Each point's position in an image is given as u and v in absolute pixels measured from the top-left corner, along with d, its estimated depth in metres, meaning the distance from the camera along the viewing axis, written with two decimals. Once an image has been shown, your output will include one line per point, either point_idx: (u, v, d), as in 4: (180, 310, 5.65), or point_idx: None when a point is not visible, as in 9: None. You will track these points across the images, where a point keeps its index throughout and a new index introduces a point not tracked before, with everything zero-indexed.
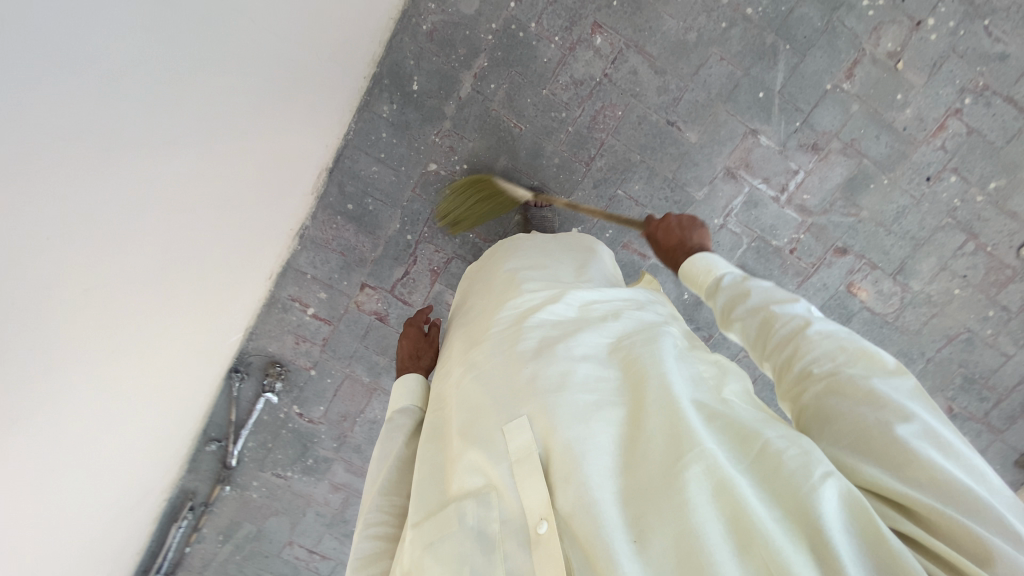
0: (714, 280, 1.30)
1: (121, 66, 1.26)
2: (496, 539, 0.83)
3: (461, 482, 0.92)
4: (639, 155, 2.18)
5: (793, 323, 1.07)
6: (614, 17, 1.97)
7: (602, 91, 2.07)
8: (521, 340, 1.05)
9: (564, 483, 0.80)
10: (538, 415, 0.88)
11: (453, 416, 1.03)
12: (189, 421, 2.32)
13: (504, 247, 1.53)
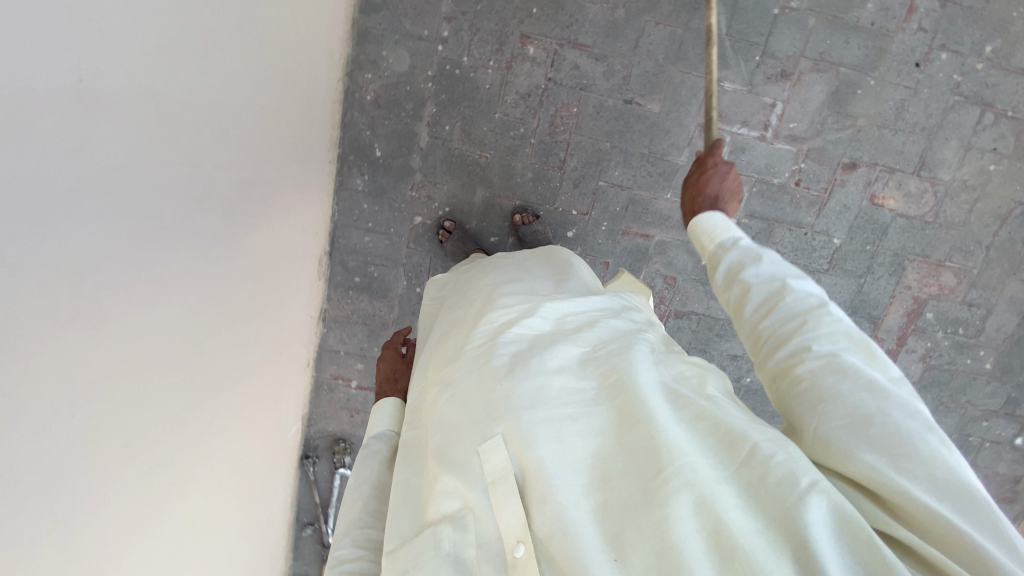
0: (717, 238, 1.14)
1: (212, 218, 1.47)
2: (473, 563, 0.86)
3: (437, 506, 0.94)
4: (608, 142, 2.15)
5: (804, 305, 0.96)
6: (538, 23, 2.00)
7: (551, 95, 2.08)
8: (494, 358, 1.08)
9: (541, 504, 0.83)
10: (514, 434, 0.91)
11: (429, 438, 1.06)
12: (281, 512, 2.50)
13: (486, 267, 1.60)
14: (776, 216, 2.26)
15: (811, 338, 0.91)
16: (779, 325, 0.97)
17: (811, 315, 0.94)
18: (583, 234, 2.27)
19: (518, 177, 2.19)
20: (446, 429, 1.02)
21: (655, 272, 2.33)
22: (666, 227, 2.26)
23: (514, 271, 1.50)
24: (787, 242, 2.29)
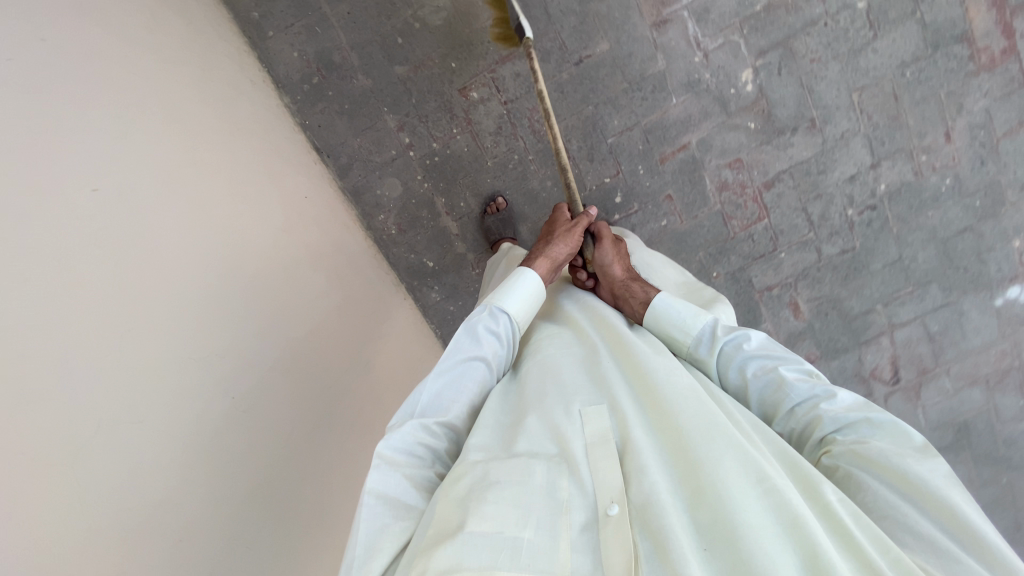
0: (687, 338, 1.26)
1: (360, 401, 1.68)
2: (563, 504, 0.84)
3: (529, 443, 0.93)
4: (590, 105, 2.14)
5: (808, 407, 1.09)
6: (464, 70, 2.08)
7: (517, 111, 2.12)
8: (594, 347, 1.15)
9: (641, 474, 0.85)
10: (619, 411, 0.97)
11: (523, 389, 1.07)
12: None
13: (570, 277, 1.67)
14: (786, 33, 2.06)
15: (821, 429, 1.06)
16: (791, 419, 1.12)
17: (817, 405, 1.08)
18: (630, 189, 2.25)
19: (544, 193, 2.22)
20: (539, 388, 1.06)
21: (716, 166, 2.22)
22: (695, 127, 2.17)
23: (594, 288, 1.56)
24: (815, 45, 2.07)
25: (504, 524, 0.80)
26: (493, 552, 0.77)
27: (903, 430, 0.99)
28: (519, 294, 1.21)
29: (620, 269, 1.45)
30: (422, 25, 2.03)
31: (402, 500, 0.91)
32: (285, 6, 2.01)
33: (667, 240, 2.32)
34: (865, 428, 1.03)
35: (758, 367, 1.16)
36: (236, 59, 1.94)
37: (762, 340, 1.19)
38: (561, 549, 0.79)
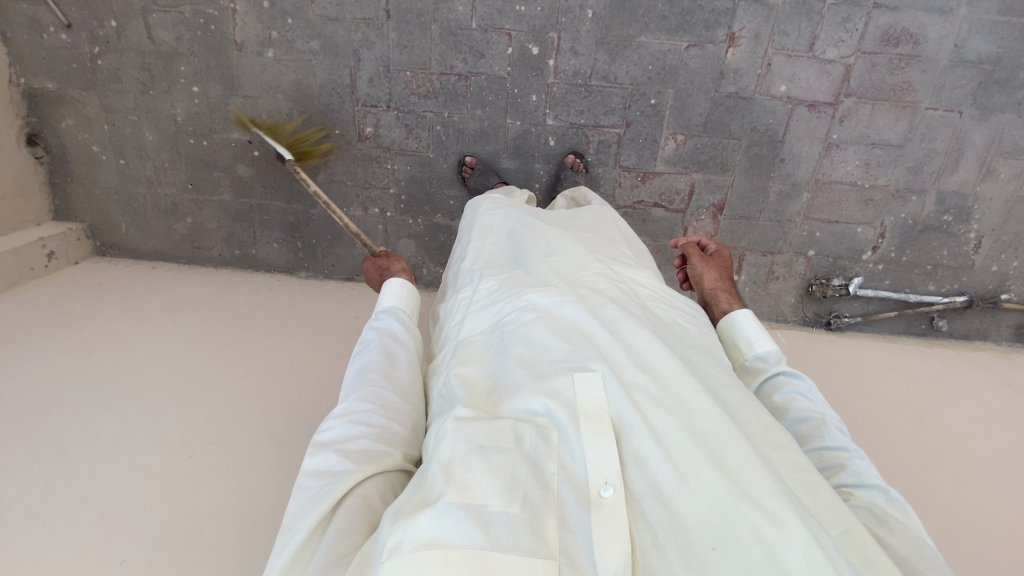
0: (749, 351, 1.28)
1: None
2: (549, 482, 0.82)
3: (516, 409, 0.90)
4: (432, 24, 1.97)
5: (835, 460, 1.04)
6: (346, 124, 2.14)
7: (401, 100, 2.09)
8: (581, 303, 1.06)
9: (641, 458, 0.80)
10: (617, 377, 0.89)
11: (504, 347, 1.03)
12: (901, 355, 2.18)
13: (546, 217, 1.56)
14: None
15: (840, 474, 1.01)
16: (812, 456, 1.08)
17: (848, 454, 1.04)
18: (535, 30, 1.95)
19: (486, 121, 2.11)
20: (523, 353, 0.99)
21: None
22: None
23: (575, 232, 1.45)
24: None
25: (490, 499, 0.78)
26: (476, 528, 0.75)
27: (910, 516, 0.91)
28: (393, 295, 1.39)
29: (714, 277, 1.54)
30: (296, 136, 2.17)
31: (338, 469, 0.91)
32: (240, 226, 2.37)
33: (613, 19, 1.92)
34: (881, 496, 0.95)
35: (805, 404, 1.15)
36: (252, 287, 2.32)
37: (817, 390, 1.18)
38: (550, 529, 0.76)
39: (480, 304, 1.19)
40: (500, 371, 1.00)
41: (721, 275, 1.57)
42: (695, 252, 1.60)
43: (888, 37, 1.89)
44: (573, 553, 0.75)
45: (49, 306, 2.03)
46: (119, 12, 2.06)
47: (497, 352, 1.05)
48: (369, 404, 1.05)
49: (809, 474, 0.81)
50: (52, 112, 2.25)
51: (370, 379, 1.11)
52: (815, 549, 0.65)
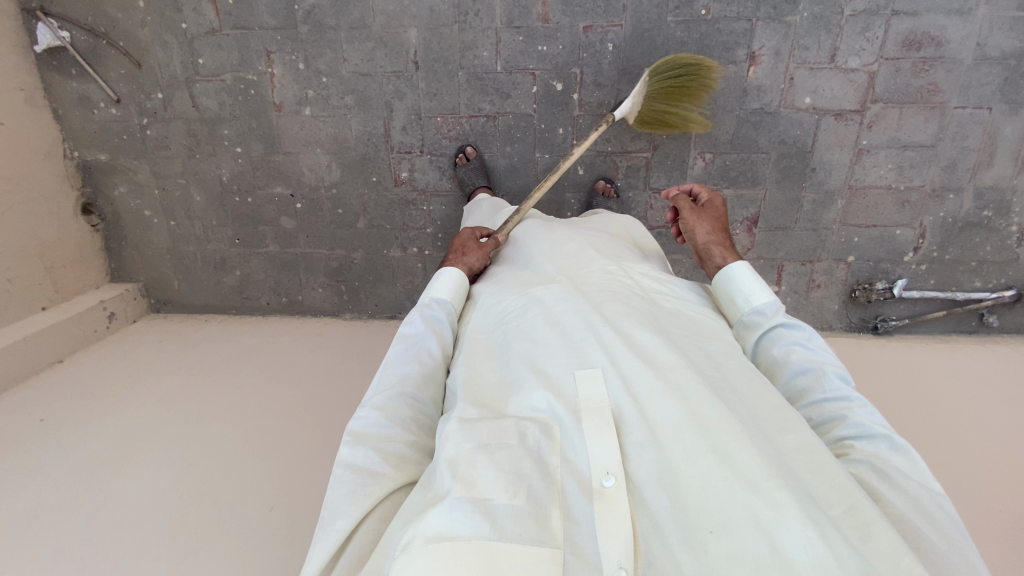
0: (745, 306, 1.27)
1: None
2: (553, 474, 0.85)
3: (520, 406, 0.95)
4: (459, 71, 2.05)
5: (835, 412, 1.04)
6: (383, 172, 2.23)
7: (433, 144, 2.17)
8: (580, 306, 1.13)
9: (641, 448, 0.84)
10: (616, 374, 0.94)
11: (508, 351, 1.09)
12: (953, 356, 2.15)
13: (550, 225, 1.63)
14: None
15: (841, 426, 1.01)
16: (812, 409, 1.08)
17: (849, 404, 1.04)
18: (558, 67, 2.02)
19: (516, 157, 2.18)
20: (527, 353, 1.05)
21: None
22: None
23: (576, 236, 1.51)
24: None
25: (496, 493, 0.81)
26: (483, 519, 0.77)
27: (916, 462, 0.92)
28: (445, 283, 1.41)
29: (706, 230, 1.57)
30: (336, 187, 2.27)
31: (376, 470, 0.94)
32: (286, 274, 2.47)
33: (633, 49, 1.97)
34: (885, 445, 0.95)
35: (803, 356, 1.14)
36: (303, 333, 2.41)
37: (816, 339, 1.18)
38: (555, 520, 0.79)
39: (488, 312, 1.28)
40: (505, 372, 1.06)
41: (713, 228, 1.59)
42: (687, 204, 1.61)
43: (909, 42, 1.90)
44: (578, 543, 0.77)
45: (119, 369, 2.14)
46: (165, 84, 2.17)
47: (502, 355, 1.10)
48: (408, 405, 1.08)
49: (807, 454, 0.84)
50: (106, 181, 2.38)
51: (415, 378, 1.14)
52: (803, 523, 0.69)
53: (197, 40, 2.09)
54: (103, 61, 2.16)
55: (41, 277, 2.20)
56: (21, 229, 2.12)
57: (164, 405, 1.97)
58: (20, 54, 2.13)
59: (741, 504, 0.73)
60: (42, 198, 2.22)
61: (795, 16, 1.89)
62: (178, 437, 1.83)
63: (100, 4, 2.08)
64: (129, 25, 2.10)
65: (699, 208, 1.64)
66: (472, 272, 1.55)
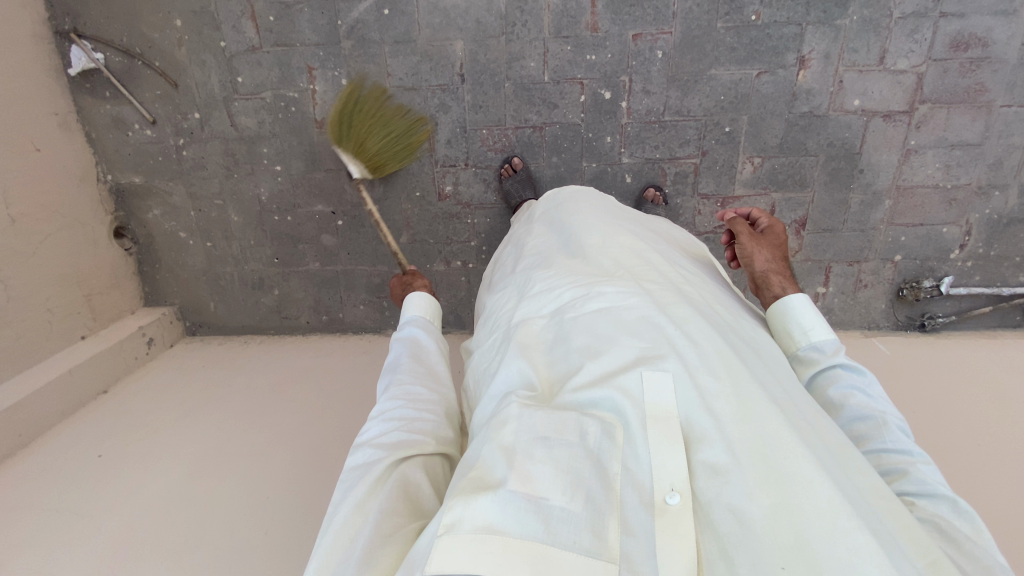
0: (802, 340, 1.17)
1: None
2: (610, 483, 0.76)
3: (578, 399, 0.85)
4: (506, 82, 2.02)
5: (895, 464, 0.95)
6: (426, 186, 2.20)
7: (478, 156, 2.15)
8: (639, 300, 0.98)
9: (712, 468, 0.72)
10: (688, 375, 0.80)
11: (563, 343, 0.97)
12: (1002, 352, 2.17)
13: (602, 211, 1.51)
14: None
15: (901, 480, 0.92)
16: (869, 459, 0.99)
17: (911, 458, 0.95)
18: (606, 76, 2.00)
19: (562, 167, 2.15)
20: (585, 346, 0.93)
21: None
22: None
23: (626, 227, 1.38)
24: None
25: (551, 493, 0.74)
26: (535, 520, 0.71)
27: (981, 530, 0.83)
28: (416, 305, 1.42)
29: (768, 258, 1.37)
30: (378, 203, 2.24)
31: (373, 457, 0.97)
32: (327, 293, 2.42)
33: (682, 56, 1.96)
34: (948, 508, 0.87)
35: (862, 401, 1.04)
36: (346, 352, 2.38)
37: (877, 385, 1.08)
38: (611, 531, 0.71)
39: (534, 292, 1.14)
40: (561, 364, 0.94)
41: (772, 256, 1.41)
42: (745, 229, 1.41)
43: (957, 43, 1.91)
44: (634, 561, 0.68)
45: (167, 397, 2.10)
46: (203, 103, 2.13)
47: (557, 343, 0.99)
48: (400, 400, 1.11)
49: (891, 503, 0.71)
50: (140, 204, 2.33)
51: (400, 380, 1.17)
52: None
53: (236, 58, 2.05)
54: (138, 81, 2.12)
55: (80, 305, 2.14)
56: (59, 257, 2.07)
57: (221, 434, 1.93)
58: (53, 77, 2.08)
59: (830, 540, 0.61)
60: (78, 224, 2.16)
61: (844, 20, 1.90)
62: (238, 469, 1.79)
63: (136, 24, 2.05)
64: (166, 45, 2.06)
65: (758, 232, 1.44)
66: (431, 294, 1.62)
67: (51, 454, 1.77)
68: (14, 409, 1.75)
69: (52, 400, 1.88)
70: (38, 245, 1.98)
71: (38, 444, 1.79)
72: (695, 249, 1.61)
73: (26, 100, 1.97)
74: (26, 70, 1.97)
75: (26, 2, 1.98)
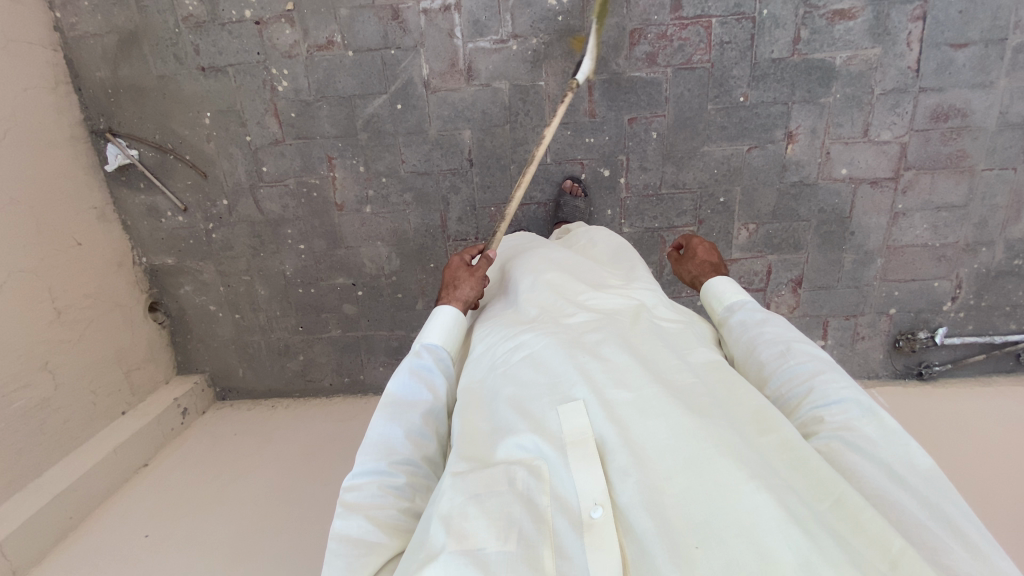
0: (719, 305, 1.35)
1: None
2: (542, 511, 0.85)
3: (506, 449, 0.95)
4: (510, 164, 2.16)
5: (801, 379, 1.06)
6: (440, 258, 2.33)
7: (485, 231, 2.27)
8: (556, 338, 1.11)
9: (622, 474, 0.84)
10: (592, 401, 0.94)
11: (491, 393, 1.09)
12: (1000, 399, 2.23)
13: (531, 247, 1.64)
14: None
15: (809, 399, 1.02)
16: (782, 383, 1.07)
17: (812, 373, 1.05)
18: (603, 156, 2.13)
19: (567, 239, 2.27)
20: (511, 393, 1.04)
21: (627, 59, 2.00)
22: (579, 67, 2.02)
23: (554, 255, 1.51)
24: None
25: (487, 542, 0.81)
26: (476, 569, 0.78)
27: (883, 419, 0.95)
28: (439, 326, 1.36)
29: (687, 273, 1.57)
30: (396, 274, 2.38)
31: (371, 540, 0.95)
32: (348, 357, 2.56)
33: (676, 136, 2.09)
34: (853, 409, 0.97)
35: (770, 334, 1.17)
36: (368, 412, 2.50)
37: (777, 318, 1.22)
38: (547, 559, 0.80)
39: (475, 351, 1.25)
40: (492, 414, 1.05)
41: (694, 266, 1.56)
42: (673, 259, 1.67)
43: (937, 114, 2.01)
44: None
45: (203, 470, 2.22)
46: (230, 190, 2.29)
47: (490, 394, 1.09)
48: (402, 467, 1.08)
49: (797, 455, 0.84)
50: (172, 281, 2.48)
51: (403, 441, 1.10)
52: (783, 527, 0.71)
53: (260, 150, 2.21)
54: (170, 173, 2.28)
55: (120, 382, 2.29)
56: (100, 338, 2.22)
57: (253, 506, 2.05)
58: (92, 174, 2.25)
59: (730, 509, 0.75)
60: (117, 307, 2.32)
61: (828, 97, 2.01)
62: (272, 541, 1.90)
63: (167, 122, 2.20)
64: (195, 140, 2.22)
65: (683, 254, 1.63)
66: (468, 303, 1.47)
67: (101, 534, 1.90)
68: (64, 495, 1.87)
69: (97, 480, 2.01)
70: (82, 332, 2.14)
71: (88, 523, 1.93)
72: (614, 248, 1.64)
73: (68, 200, 2.14)
74: (66, 172, 2.14)
75: (65, 108, 2.15)
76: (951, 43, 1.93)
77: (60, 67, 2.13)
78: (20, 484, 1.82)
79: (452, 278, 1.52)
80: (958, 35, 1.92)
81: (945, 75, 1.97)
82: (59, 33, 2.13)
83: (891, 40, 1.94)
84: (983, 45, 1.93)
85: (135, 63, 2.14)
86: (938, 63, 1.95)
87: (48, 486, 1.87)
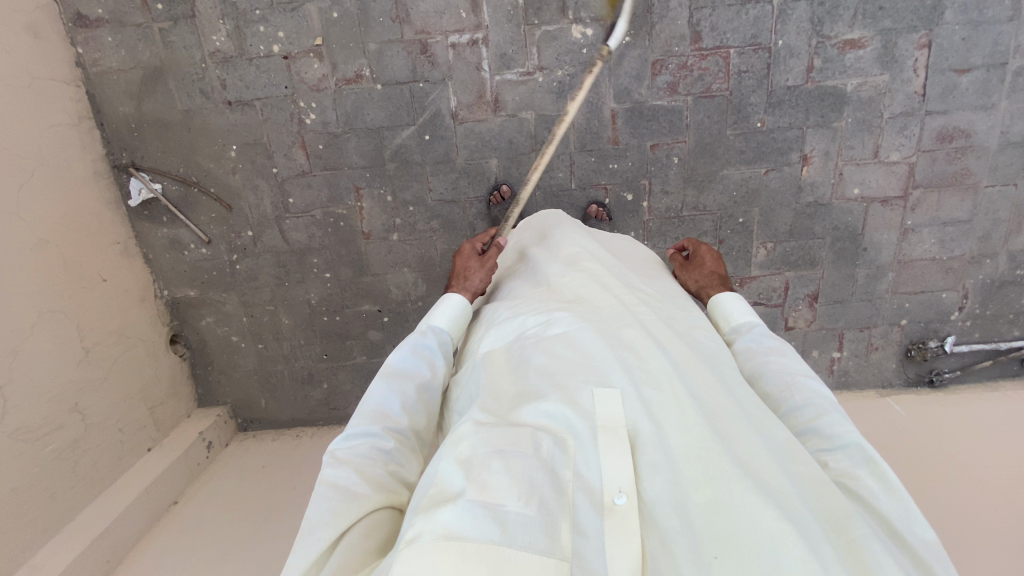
0: (729, 325, 1.35)
1: None
2: (565, 487, 0.83)
3: (534, 415, 0.93)
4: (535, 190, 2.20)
5: (804, 418, 1.08)
6: None
7: None
8: (588, 323, 1.09)
9: (651, 472, 0.84)
10: (631, 394, 0.92)
11: (518, 368, 1.06)
12: (1010, 403, 2.33)
13: (569, 224, 1.59)
14: None
15: (813, 439, 1.05)
16: (789, 418, 1.10)
17: (822, 411, 1.07)
18: (626, 181, 2.19)
19: None
20: (542, 367, 1.02)
21: (649, 88, 2.07)
22: (603, 97, 2.08)
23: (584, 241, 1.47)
24: None
25: (510, 497, 0.79)
26: (495, 525, 0.75)
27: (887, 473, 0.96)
28: (446, 311, 1.34)
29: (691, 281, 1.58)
30: (421, 299, 2.39)
31: (355, 489, 0.95)
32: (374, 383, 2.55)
33: (697, 160, 2.16)
34: (857, 453, 0.99)
35: (777, 366, 1.18)
36: None
37: (786, 350, 1.23)
38: (564, 532, 0.78)
39: (503, 321, 1.23)
40: (519, 382, 1.03)
41: (699, 277, 1.57)
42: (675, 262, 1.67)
43: (942, 136, 2.12)
44: (585, 557, 0.77)
45: (232, 508, 2.18)
46: (256, 222, 2.29)
47: (517, 361, 1.07)
48: (393, 432, 1.08)
49: (823, 488, 0.84)
50: (193, 313, 2.46)
51: (395, 409, 1.11)
52: (803, 557, 0.71)
53: (287, 181, 2.22)
54: (194, 207, 2.27)
55: (146, 419, 2.26)
56: (126, 376, 2.18)
57: (286, 543, 2.02)
58: (115, 209, 2.24)
59: (751, 530, 0.74)
60: (141, 341, 2.29)
61: (840, 122, 2.11)
62: None
63: (192, 156, 2.20)
64: (220, 173, 2.22)
65: (688, 262, 1.64)
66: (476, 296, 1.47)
67: None
68: (100, 538, 1.85)
69: (130, 522, 1.97)
70: (109, 370, 2.11)
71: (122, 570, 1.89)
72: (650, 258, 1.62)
73: (94, 237, 2.12)
74: (91, 208, 2.13)
75: (88, 144, 2.14)
76: (954, 69, 2.04)
77: (82, 102, 2.12)
78: (55, 530, 1.79)
79: (462, 267, 1.51)
80: (961, 61, 2.03)
81: (949, 98, 2.08)
82: (81, 69, 2.12)
83: (899, 67, 2.04)
84: (984, 70, 2.04)
85: (160, 99, 2.14)
86: (942, 87, 2.06)
87: (83, 530, 1.84)
